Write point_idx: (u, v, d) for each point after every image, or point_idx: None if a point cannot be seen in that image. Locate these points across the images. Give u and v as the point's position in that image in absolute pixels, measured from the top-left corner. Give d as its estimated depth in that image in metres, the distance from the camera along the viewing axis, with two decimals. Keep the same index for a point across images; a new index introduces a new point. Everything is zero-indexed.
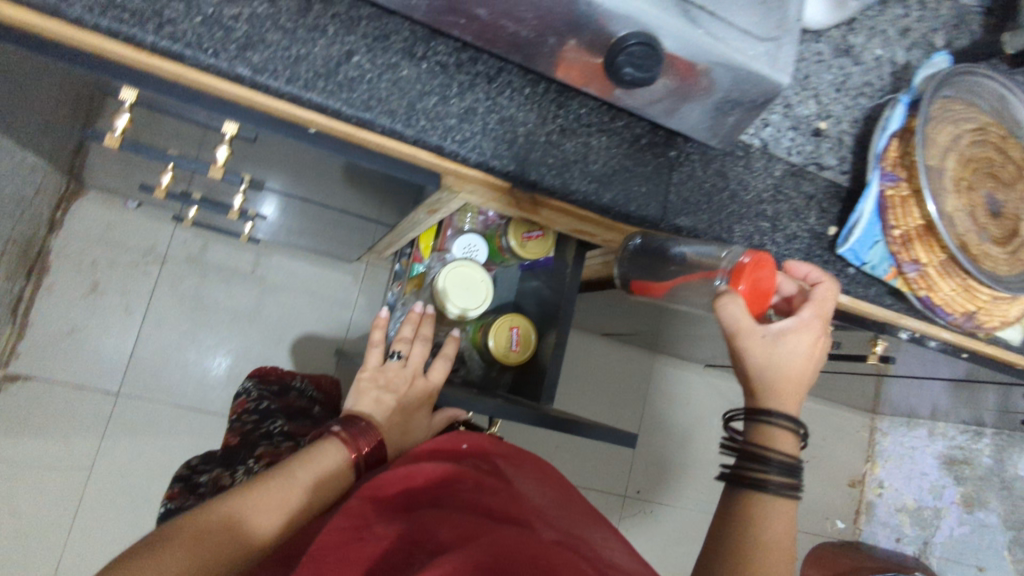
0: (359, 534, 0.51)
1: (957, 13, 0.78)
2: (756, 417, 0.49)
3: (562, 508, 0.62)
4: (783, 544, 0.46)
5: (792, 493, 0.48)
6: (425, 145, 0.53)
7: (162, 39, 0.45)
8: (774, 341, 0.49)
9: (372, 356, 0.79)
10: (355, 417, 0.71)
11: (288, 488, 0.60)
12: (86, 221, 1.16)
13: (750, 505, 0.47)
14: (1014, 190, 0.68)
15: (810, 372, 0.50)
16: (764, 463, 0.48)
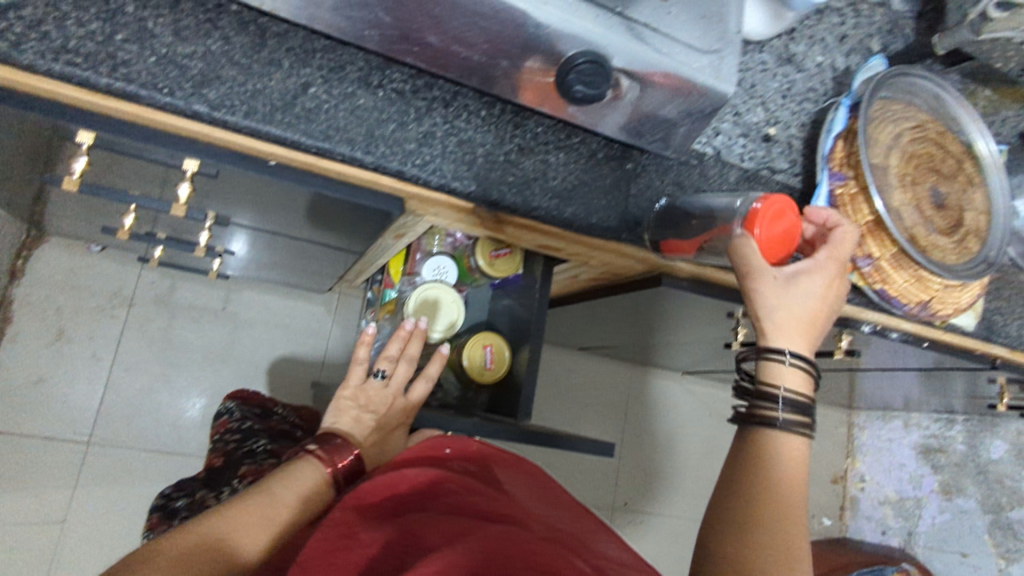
0: (345, 543, 0.50)
1: (890, 19, 0.82)
2: (766, 356, 0.51)
3: (548, 507, 0.62)
4: (796, 477, 0.48)
5: (804, 432, 0.49)
6: (385, 170, 0.54)
7: (116, 81, 0.46)
8: (780, 285, 0.51)
9: (355, 374, 0.80)
10: (332, 434, 0.75)
11: (269, 506, 0.63)
12: (48, 268, 1.14)
13: (762, 441, 0.49)
14: (955, 182, 0.71)
15: (824, 311, 0.51)
16: (774, 400, 0.49)
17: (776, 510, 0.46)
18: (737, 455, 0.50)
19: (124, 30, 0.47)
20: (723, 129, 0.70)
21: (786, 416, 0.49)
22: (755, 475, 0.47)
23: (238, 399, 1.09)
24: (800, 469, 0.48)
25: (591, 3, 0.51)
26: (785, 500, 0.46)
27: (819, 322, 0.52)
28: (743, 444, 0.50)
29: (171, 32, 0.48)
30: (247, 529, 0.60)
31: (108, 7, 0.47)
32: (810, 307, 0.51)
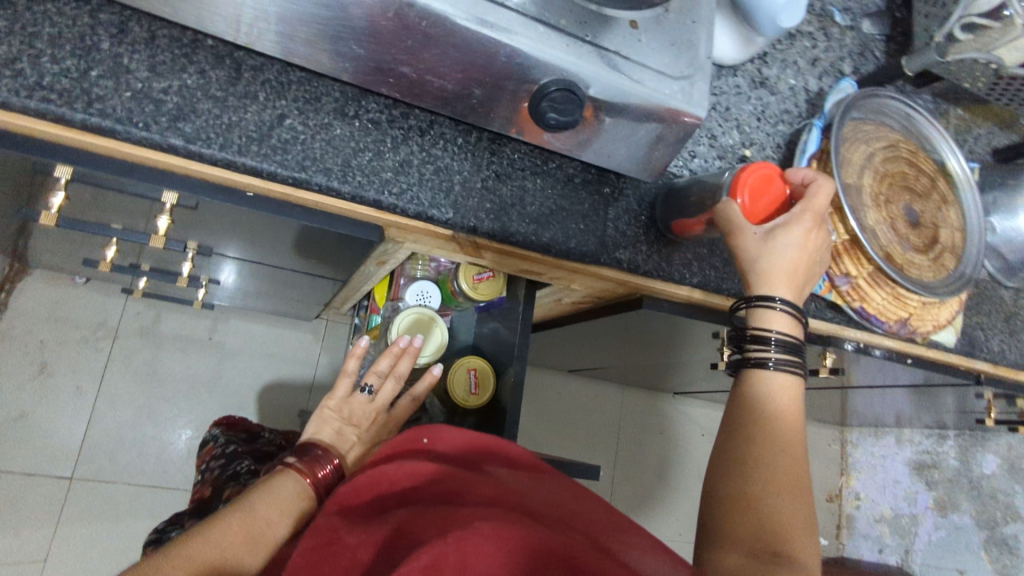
0: (330, 550, 0.46)
1: (860, 42, 0.84)
2: (757, 303, 0.56)
3: (558, 491, 0.56)
4: (790, 404, 0.54)
5: (795, 370, 0.55)
6: (363, 199, 0.54)
7: (91, 116, 0.46)
8: (766, 237, 0.57)
9: (343, 385, 0.79)
10: (313, 444, 0.72)
11: (254, 526, 0.58)
12: (31, 301, 1.13)
13: (756, 379, 0.55)
14: (929, 200, 0.72)
15: (807, 259, 0.57)
16: (767, 344, 0.55)
17: (772, 441, 0.52)
18: (735, 395, 0.56)
19: (99, 66, 0.47)
20: (698, 152, 0.71)
21: (779, 357, 0.55)
22: (752, 413, 0.54)
23: (222, 425, 1.06)
24: (795, 402, 0.55)
25: (561, 32, 0.51)
26: (779, 430, 0.52)
27: (804, 269, 0.57)
28: (741, 385, 0.56)
29: (146, 67, 0.49)
30: (236, 551, 0.55)
31: (83, 44, 0.47)
32: (795, 257, 0.56)
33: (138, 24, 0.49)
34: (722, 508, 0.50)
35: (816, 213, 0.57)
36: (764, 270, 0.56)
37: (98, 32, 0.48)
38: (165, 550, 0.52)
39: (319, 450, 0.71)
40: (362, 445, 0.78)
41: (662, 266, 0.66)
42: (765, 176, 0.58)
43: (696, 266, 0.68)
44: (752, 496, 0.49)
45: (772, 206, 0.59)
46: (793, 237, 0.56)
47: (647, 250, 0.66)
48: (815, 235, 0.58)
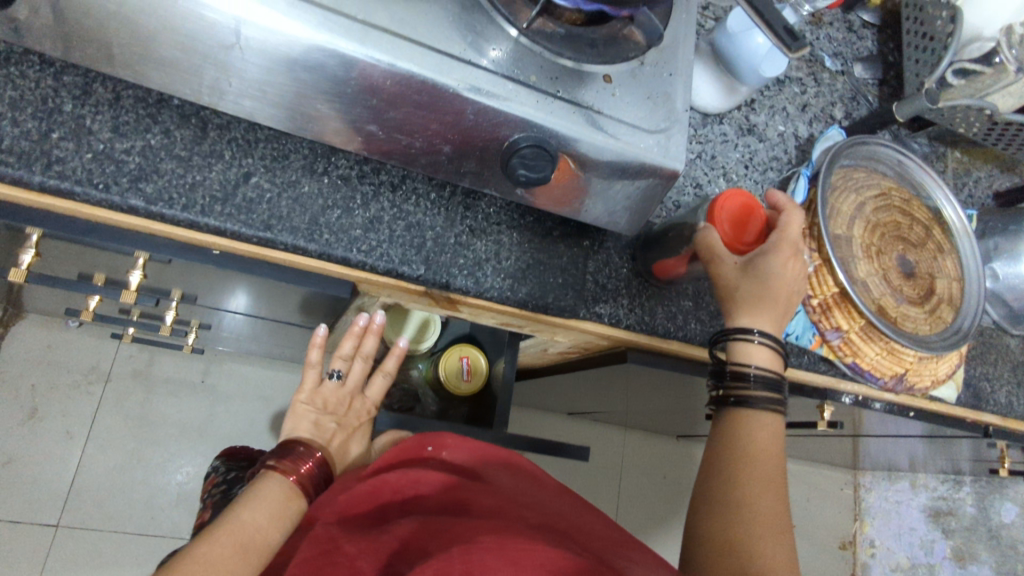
0: (329, 557, 0.52)
1: (853, 87, 0.83)
2: (737, 337, 0.55)
3: (550, 498, 0.62)
4: (770, 445, 0.52)
5: (775, 407, 0.53)
6: (331, 257, 0.53)
7: (49, 178, 0.46)
8: (747, 266, 0.54)
9: (308, 376, 0.75)
10: (294, 441, 0.69)
11: (243, 538, 0.56)
12: (25, 345, 1.13)
13: (737, 418, 0.53)
14: (924, 250, 0.70)
15: (787, 290, 0.54)
16: (747, 381, 0.53)
17: (754, 482, 0.49)
18: (714, 431, 0.54)
19: (60, 127, 0.47)
20: (683, 202, 0.69)
21: (759, 393, 0.53)
22: (730, 453, 0.51)
23: (224, 455, 1.03)
24: (775, 442, 0.52)
25: (531, 88, 0.51)
26: (762, 471, 0.50)
27: (786, 298, 0.55)
28: (719, 421, 0.55)
29: (110, 128, 0.48)
30: (227, 567, 0.53)
31: (45, 106, 0.47)
32: (778, 284, 0.54)
33: (102, 85, 0.49)
34: (706, 553, 0.48)
35: (795, 239, 0.55)
36: (745, 299, 0.54)
37: (61, 94, 0.48)
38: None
39: (301, 447, 0.69)
40: (344, 428, 0.76)
41: (645, 320, 0.64)
42: (745, 203, 0.56)
43: (681, 319, 0.66)
44: (733, 537, 0.47)
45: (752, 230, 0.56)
46: (777, 264, 0.54)
47: (629, 304, 0.64)
48: (796, 263, 0.55)
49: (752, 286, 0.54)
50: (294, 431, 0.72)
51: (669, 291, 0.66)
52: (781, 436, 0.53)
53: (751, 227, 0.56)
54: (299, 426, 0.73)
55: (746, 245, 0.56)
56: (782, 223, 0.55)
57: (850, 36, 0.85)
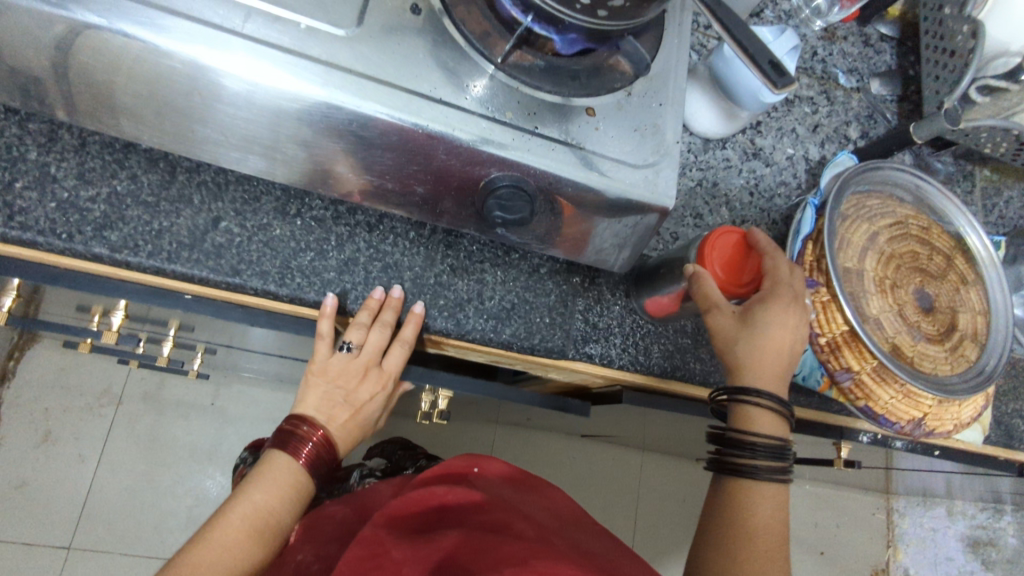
0: (377, 562, 0.52)
1: (869, 104, 0.78)
2: (741, 400, 0.50)
3: (573, 527, 0.65)
4: (768, 519, 0.48)
5: (779, 477, 0.49)
6: (302, 301, 0.52)
7: (12, 229, 0.45)
8: (747, 316, 0.50)
9: (319, 349, 0.61)
10: (298, 421, 0.62)
11: (258, 522, 0.57)
12: (40, 369, 1.16)
13: (737, 491, 0.49)
14: (945, 282, 0.65)
15: (792, 342, 0.51)
16: (748, 450, 0.49)
17: (756, 560, 0.47)
18: (713, 498, 0.51)
19: (24, 176, 0.47)
20: (682, 233, 0.66)
21: (761, 463, 0.49)
22: (733, 528, 0.48)
23: (252, 445, 1.05)
24: (779, 516, 0.49)
25: (507, 125, 0.48)
26: (764, 548, 0.47)
27: (790, 348, 0.51)
28: (719, 487, 0.51)
29: (74, 175, 0.48)
30: (243, 550, 0.55)
31: (9, 155, 0.47)
32: (780, 335, 0.50)
33: (68, 132, 0.49)
34: None
35: (794, 284, 0.51)
36: (745, 356, 0.50)
37: (26, 142, 0.48)
38: (173, 563, 0.53)
39: (307, 425, 0.62)
40: (352, 406, 0.64)
41: (637, 360, 0.61)
42: (737, 243, 0.53)
43: (679, 357, 0.62)
44: None
45: (744, 271, 0.53)
46: (778, 315, 0.50)
47: (621, 343, 0.61)
48: (800, 308, 0.51)
49: (753, 342, 0.50)
50: (302, 409, 0.63)
51: (666, 328, 0.62)
52: (785, 505, 0.50)
53: (748, 267, 0.53)
54: (307, 402, 0.63)
55: (745, 287, 0.53)
56: (776, 260, 0.51)
57: (866, 51, 0.80)
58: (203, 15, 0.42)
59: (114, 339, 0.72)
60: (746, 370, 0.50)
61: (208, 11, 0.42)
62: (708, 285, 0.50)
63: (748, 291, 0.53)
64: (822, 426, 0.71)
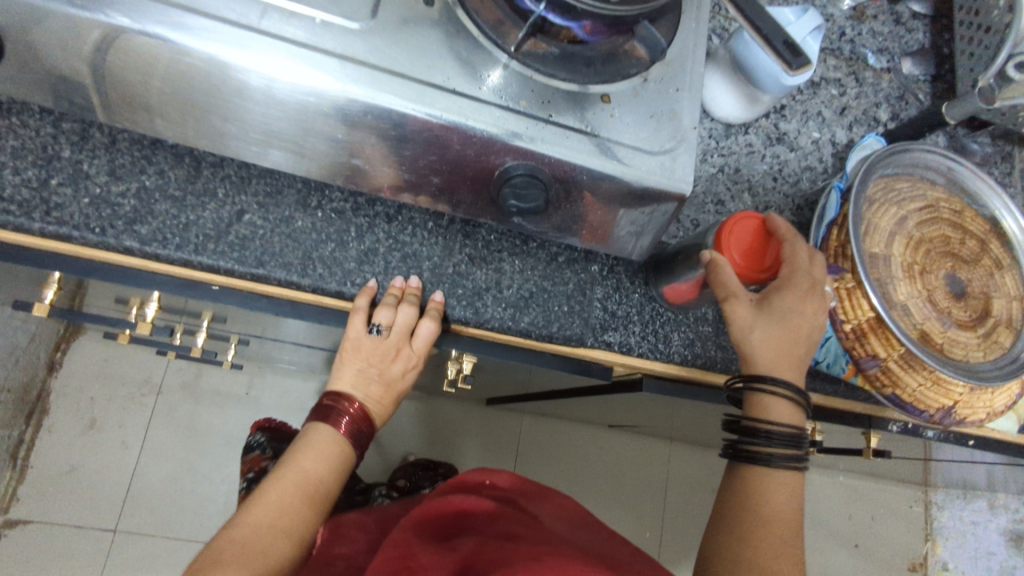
0: (406, 562, 0.54)
1: (900, 85, 0.76)
2: (757, 388, 0.50)
3: (587, 538, 0.65)
4: (781, 506, 0.49)
5: (794, 465, 0.50)
6: (325, 291, 0.53)
7: (49, 224, 0.47)
8: (764, 305, 0.50)
9: (353, 325, 0.56)
10: (336, 397, 0.61)
11: (308, 489, 0.58)
12: (84, 361, 1.20)
13: (753, 478, 0.50)
14: (978, 267, 0.63)
15: (808, 334, 0.50)
16: (763, 438, 0.49)
17: (772, 544, 0.47)
18: (726, 484, 0.52)
19: (59, 174, 0.49)
20: (702, 220, 0.66)
21: (776, 450, 0.49)
22: (746, 516, 0.49)
23: (267, 430, 1.15)
24: (793, 503, 0.49)
25: (520, 113, 0.48)
26: (779, 536, 0.48)
27: (806, 338, 0.51)
28: (732, 474, 0.51)
29: (106, 171, 0.50)
30: (292, 517, 0.56)
31: (45, 153, 0.49)
32: (796, 323, 0.50)
33: (99, 131, 0.51)
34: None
35: (811, 272, 0.50)
36: (761, 345, 0.50)
37: (59, 141, 0.50)
38: (226, 532, 0.54)
39: (345, 402, 0.61)
40: (385, 383, 0.62)
41: (657, 348, 0.60)
42: (756, 228, 0.52)
43: (700, 345, 0.62)
44: None
45: (764, 258, 0.52)
46: (794, 304, 0.50)
47: (639, 331, 0.60)
48: (816, 298, 0.51)
49: (770, 331, 0.50)
50: (338, 384, 0.61)
51: (686, 316, 0.62)
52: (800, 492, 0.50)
53: (766, 253, 0.52)
54: (344, 378, 0.61)
55: (764, 273, 0.52)
56: (795, 246, 0.50)
57: (897, 30, 0.78)
58: (223, 13, 0.43)
59: (147, 332, 0.75)
60: (763, 355, 0.50)
61: (226, 8, 0.44)
62: (724, 274, 0.50)
63: (767, 276, 0.53)
64: (849, 414, 0.70)
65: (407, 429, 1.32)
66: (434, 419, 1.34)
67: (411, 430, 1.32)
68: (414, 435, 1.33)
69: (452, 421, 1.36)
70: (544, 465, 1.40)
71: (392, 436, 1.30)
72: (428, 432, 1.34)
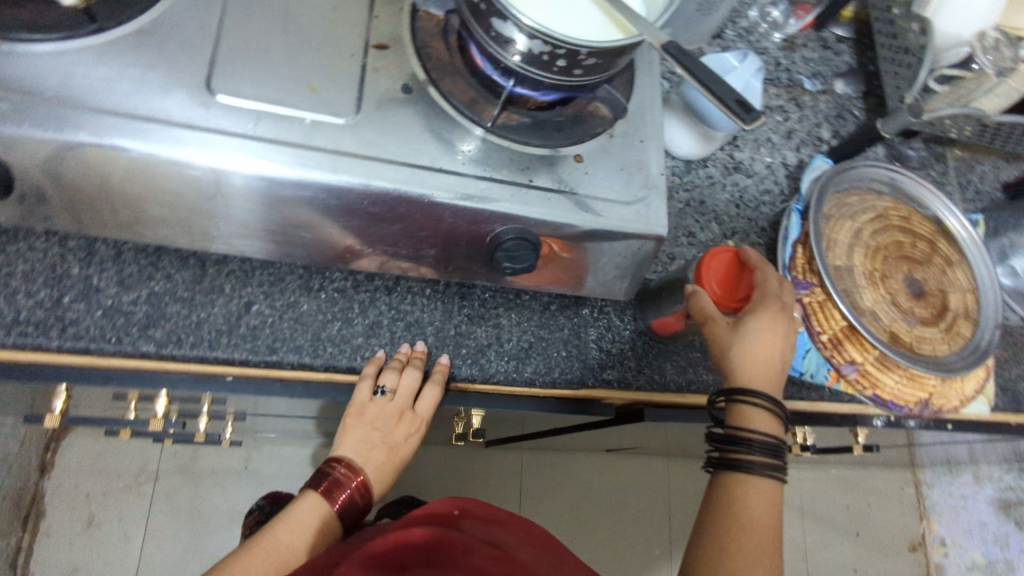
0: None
1: (836, 105, 0.82)
2: (737, 399, 0.53)
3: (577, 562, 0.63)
4: (761, 514, 0.51)
5: (773, 475, 0.52)
6: (337, 367, 0.56)
7: (66, 340, 0.50)
8: (739, 327, 0.54)
9: (361, 388, 0.57)
10: (335, 462, 0.59)
11: (288, 561, 0.53)
12: (77, 457, 1.19)
13: (735, 484, 0.52)
14: (931, 267, 0.69)
15: (780, 350, 0.54)
16: (746, 446, 0.52)
17: (749, 550, 0.49)
18: (710, 492, 0.54)
19: (71, 291, 0.52)
20: (678, 253, 0.70)
21: (757, 459, 0.52)
22: (728, 519, 0.50)
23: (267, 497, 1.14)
24: (771, 512, 0.51)
25: (504, 182, 0.52)
26: (753, 540, 0.49)
27: (781, 354, 0.54)
28: (716, 482, 0.54)
29: (115, 283, 0.53)
30: None
31: (55, 273, 0.52)
32: (770, 340, 0.54)
33: (105, 245, 0.54)
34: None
35: (781, 296, 0.55)
36: (738, 362, 0.54)
37: (68, 259, 0.53)
38: None
39: (343, 467, 0.58)
40: (387, 448, 0.60)
41: (654, 380, 0.64)
42: (731, 260, 0.58)
43: (693, 371, 0.65)
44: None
45: (740, 287, 0.57)
46: (766, 324, 0.54)
47: (636, 365, 0.64)
48: (787, 319, 0.55)
49: (747, 348, 0.53)
50: (339, 450, 0.59)
51: (676, 346, 0.66)
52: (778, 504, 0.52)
53: (742, 283, 0.57)
54: (345, 445, 0.59)
55: (742, 302, 0.57)
56: (765, 274, 0.55)
57: (826, 54, 0.85)
58: (219, 125, 0.46)
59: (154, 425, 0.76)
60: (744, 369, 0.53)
61: (221, 119, 0.47)
62: (702, 300, 0.55)
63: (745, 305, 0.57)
64: (837, 416, 0.74)
65: (410, 480, 1.33)
66: (435, 467, 1.36)
67: (414, 481, 1.33)
68: (417, 486, 1.33)
69: (453, 467, 1.37)
70: (548, 497, 1.43)
71: (395, 489, 1.31)
72: (431, 481, 1.35)
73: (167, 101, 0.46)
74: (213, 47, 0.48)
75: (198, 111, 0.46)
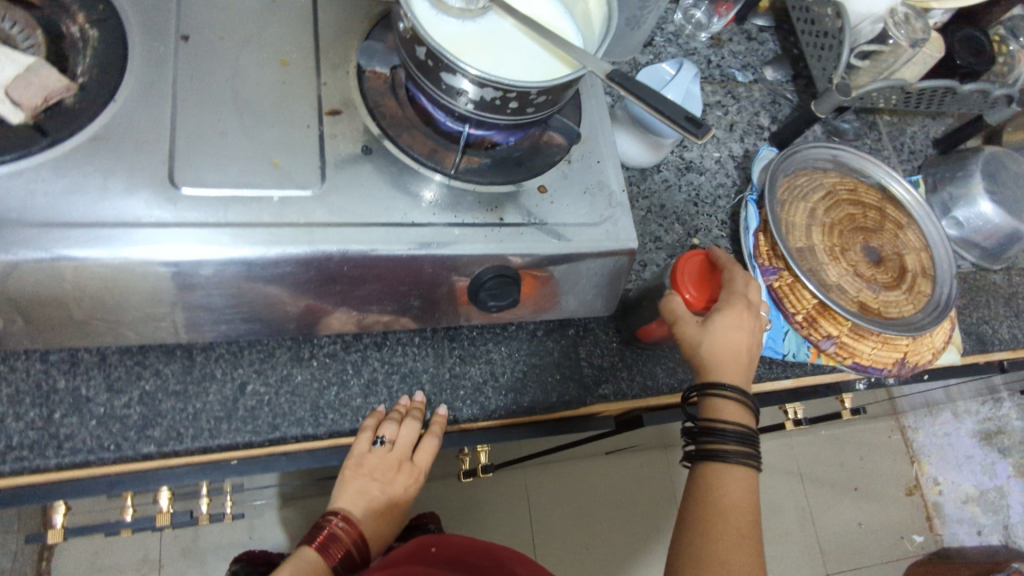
0: None
1: (769, 92, 0.86)
2: (707, 392, 0.56)
3: None
4: (740, 499, 0.53)
5: (748, 461, 0.54)
6: (340, 432, 0.57)
7: (64, 457, 0.49)
8: (706, 324, 0.56)
9: (360, 441, 0.57)
10: (333, 515, 0.57)
11: None
12: (74, 561, 1.15)
13: (712, 474, 0.54)
14: (885, 233, 0.72)
15: (746, 344, 0.56)
16: (719, 436, 0.54)
17: (731, 538, 0.51)
18: (691, 482, 0.55)
19: (60, 406, 0.51)
20: (649, 259, 0.72)
21: (731, 447, 0.54)
22: (708, 508, 0.52)
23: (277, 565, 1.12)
24: (749, 496, 0.53)
25: (475, 225, 0.53)
26: (734, 526, 0.51)
27: (749, 347, 0.56)
28: (695, 473, 0.55)
29: (104, 389, 0.52)
30: None
31: (42, 391, 0.51)
32: (736, 336, 0.56)
33: (88, 352, 0.53)
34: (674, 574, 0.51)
35: (747, 293, 0.57)
36: (707, 358, 0.56)
37: (53, 373, 0.52)
38: None
39: (342, 521, 0.56)
40: (387, 500, 0.59)
41: (648, 386, 0.66)
42: (702, 264, 0.60)
43: (683, 371, 0.67)
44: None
45: (711, 288, 0.60)
46: (733, 321, 0.56)
47: (628, 375, 0.66)
48: (752, 315, 0.57)
49: (715, 343, 0.55)
50: (338, 502, 0.57)
51: (663, 349, 0.68)
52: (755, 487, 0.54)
53: (713, 285, 0.60)
54: (344, 497, 0.57)
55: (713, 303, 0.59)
56: (733, 273, 0.58)
57: (751, 45, 0.89)
58: (188, 218, 0.46)
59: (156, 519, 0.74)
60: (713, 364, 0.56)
61: (191, 212, 0.47)
62: (672, 301, 0.58)
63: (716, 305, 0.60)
64: (823, 387, 0.77)
65: None
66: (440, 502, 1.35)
67: None
68: None
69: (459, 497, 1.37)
70: (558, 508, 1.44)
71: None
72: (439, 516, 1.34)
73: (132, 204, 0.46)
74: (170, 143, 0.49)
75: (165, 208, 0.46)
